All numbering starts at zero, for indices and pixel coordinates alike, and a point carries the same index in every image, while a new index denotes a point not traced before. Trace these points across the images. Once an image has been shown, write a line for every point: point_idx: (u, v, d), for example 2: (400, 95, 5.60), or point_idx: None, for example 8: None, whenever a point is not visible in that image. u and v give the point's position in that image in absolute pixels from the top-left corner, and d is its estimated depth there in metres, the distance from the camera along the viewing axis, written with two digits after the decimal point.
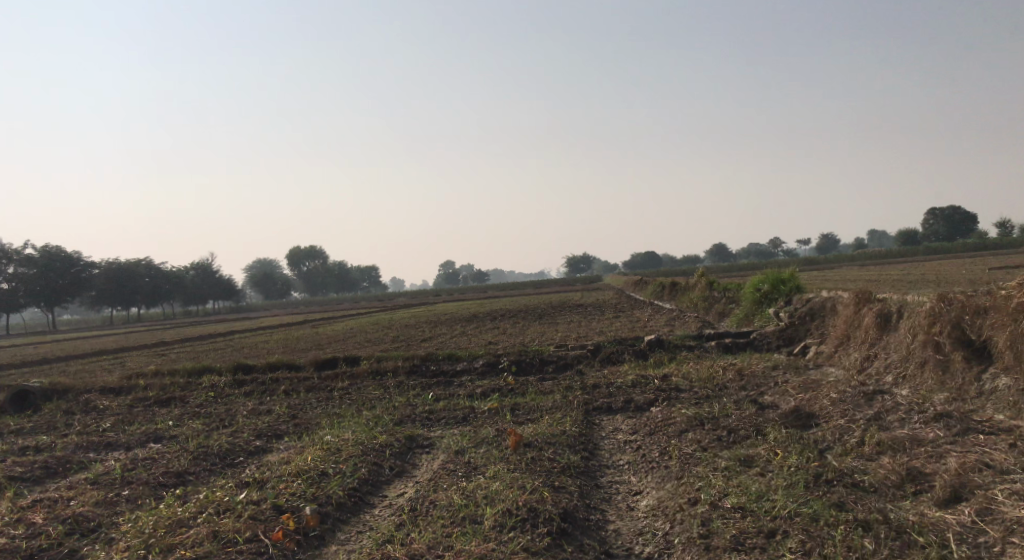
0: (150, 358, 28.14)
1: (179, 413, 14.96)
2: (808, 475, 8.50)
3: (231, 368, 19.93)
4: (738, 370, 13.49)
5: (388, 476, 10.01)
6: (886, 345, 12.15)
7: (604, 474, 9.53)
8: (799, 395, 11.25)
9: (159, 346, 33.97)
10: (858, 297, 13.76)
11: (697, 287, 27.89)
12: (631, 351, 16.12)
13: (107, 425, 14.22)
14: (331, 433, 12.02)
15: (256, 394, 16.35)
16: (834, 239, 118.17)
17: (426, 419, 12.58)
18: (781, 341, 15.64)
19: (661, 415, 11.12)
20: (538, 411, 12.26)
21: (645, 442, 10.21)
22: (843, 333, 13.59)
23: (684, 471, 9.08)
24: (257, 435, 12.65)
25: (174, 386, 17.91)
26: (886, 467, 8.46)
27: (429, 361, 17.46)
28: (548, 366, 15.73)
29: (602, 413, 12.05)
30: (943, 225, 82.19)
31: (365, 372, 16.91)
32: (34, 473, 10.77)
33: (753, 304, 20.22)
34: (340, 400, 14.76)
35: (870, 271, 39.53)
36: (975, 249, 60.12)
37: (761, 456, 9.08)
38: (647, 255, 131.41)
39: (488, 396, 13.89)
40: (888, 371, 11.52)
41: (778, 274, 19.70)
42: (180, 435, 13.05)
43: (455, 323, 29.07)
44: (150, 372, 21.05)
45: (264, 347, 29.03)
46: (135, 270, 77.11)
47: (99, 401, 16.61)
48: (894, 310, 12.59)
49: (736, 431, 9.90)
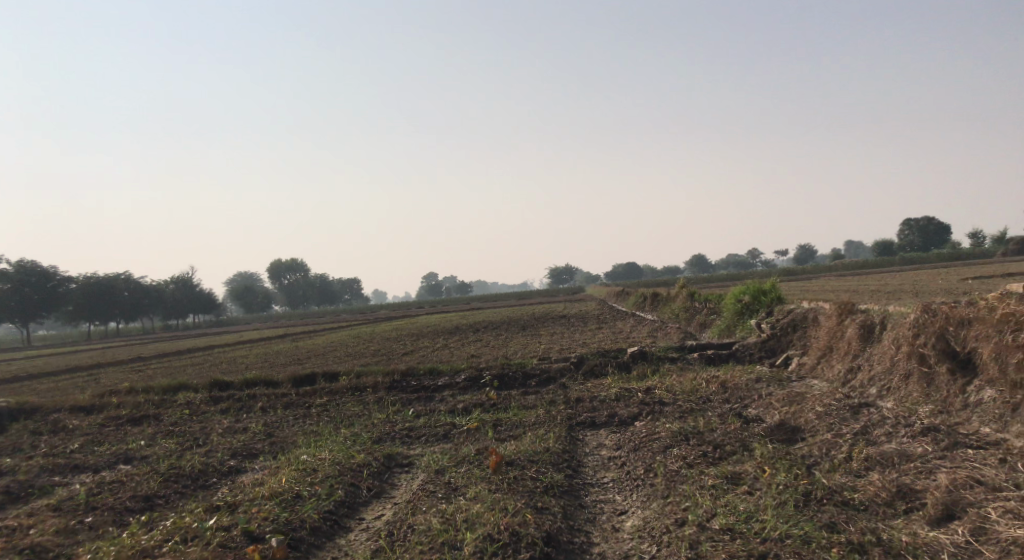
0: (125, 375, 27.70)
1: (151, 432, 14.62)
2: (797, 494, 8.29)
3: (206, 385, 19.55)
4: (722, 382, 13.29)
5: (365, 497, 9.74)
6: (870, 356, 11.98)
7: (588, 494, 9.27)
8: (784, 408, 11.05)
9: (136, 362, 33.48)
10: (840, 308, 13.60)
11: (678, 298, 27.74)
12: (614, 363, 15.90)
13: (75, 446, 13.89)
14: (307, 452, 11.72)
15: (232, 411, 16.00)
16: (813, 249, 118.69)
17: (405, 437, 12.30)
18: (764, 353, 15.47)
19: (645, 430, 10.88)
20: (520, 427, 12.00)
21: (629, 459, 9.97)
22: (826, 345, 13.42)
23: (670, 490, 8.85)
24: (232, 455, 12.35)
25: (147, 404, 17.53)
26: (876, 484, 8.27)
27: (409, 376, 17.18)
28: (530, 380, 15.47)
29: (586, 428, 11.81)
30: (919, 235, 82.75)
31: (343, 388, 16.60)
32: None
33: (734, 315, 20.06)
34: (317, 417, 14.44)
35: (849, 281, 39.61)
36: (952, 259, 60.50)
37: (749, 473, 8.86)
38: (628, 266, 131.60)
39: (469, 412, 13.61)
40: (872, 383, 11.34)
41: (760, 285, 19.57)
42: (150, 455, 12.77)
43: (436, 336, 28.73)
44: (123, 390, 20.66)
45: (242, 362, 28.63)
46: (112, 285, 76.31)
47: (69, 420, 16.23)
48: (877, 321, 12.44)
49: (722, 446, 9.68)
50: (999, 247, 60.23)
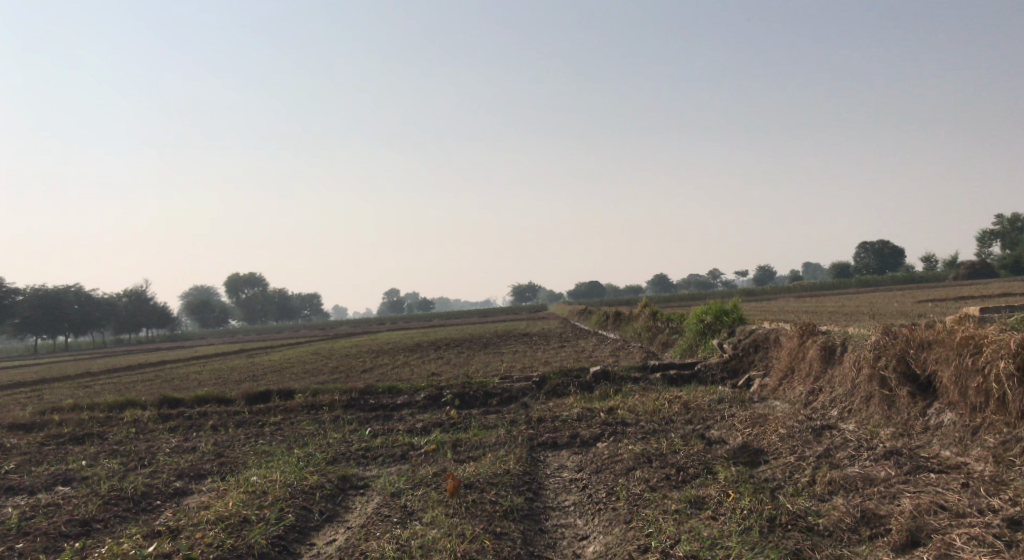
0: (73, 391, 26.96)
1: (96, 451, 14.13)
2: (762, 520, 8.12)
3: (155, 402, 19.02)
4: (684, 403, 13.13)
5: (317, 521, 9.50)
6: (831, 378, 11.90)
7: (549, 518, 9.02)
8: (747, 430, 10.90)
9: (84, 377, 32.67)
10: (801, 329, 13.54)
11: (641, 318, 27.64)
12: (576, 383, 15.69)
13: (13, 466, 13.38)
14: (258, 473, 11.36)
15: (181, 429, 15.52)
16: (771, 271, 120.08)
17: (361, 457, 11.96)
18: (725, 374, 15.36)
19: (607, 451, 10.66)
20: (479, 448, 11.73)
21: (591, 481, 9.74)
22: (788, 366, 13.34)
23: (632, 515, 8.64)
24: (178, 476, 11.94)
25: (93, 421, 16.98)
26: (840, 508, 8.14)
27: (367, 394, 16.81)
28: (491, 400, 15.19)
29: (547, 449, 11.58)
30: (874, 258, 84.04)
31: (298, 406, 16.19)
32: None
33: (696, 334, 19.98)
34: (270, 436, 14.04)
35: (806, 303, 39.92)
36: (905, 282, 61.44)
37: (712, 497, 8.67)
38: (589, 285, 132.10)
39: (428, 432, 13.30)
40: (834, 405, 11.24)
41: (721, 306, 19.52)
42: (91, 476, 12.35)
43: (395, 353, 28.31)
44: (69, 406, 20.05)
45: (194, 378, 27.99)
46: (64, 298, 74.79)
47: (10, 439, 15.66)
48: (838, 343, 12.38)
49: (686, 469, 9.48)
50: (950, 271, 61.32)
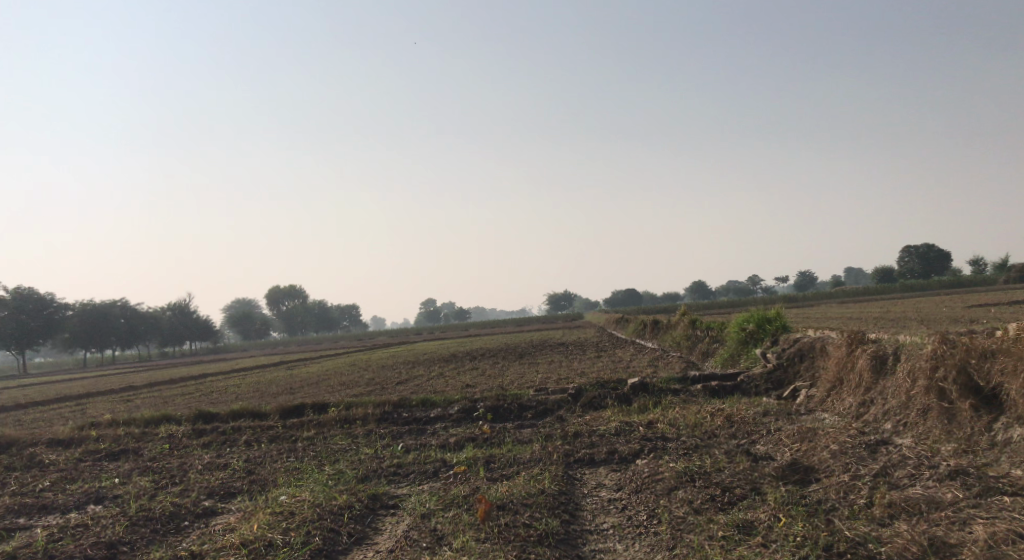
0: (113, 405, 26.93)
1: (129, 468, 13.91)
2: (817, 550, 7.65)
3: (191, 416, 18.84)
4: (727, 416, 12.56)
5: (345, 545, 9.16)
6: (883, 390, 11.30)
7: (586, 542, 8.57)
8: (795, 446, 10.32)
9: (126, 391, 32.74)
10: (850, 337, 12.94)
11: (680, 326, 27.02)
12: (614, 395, 15.18)
13: (46, 484, 13.20)
14: (287, 492, 11.03)
15: (214, 445, 15.27)
16: (812, 277, 118.44)
17: (392, 475, 11.57)
18: (770, 385, 14.75)
19: (647, 469, 10.15)
20: (514, 465, 11.27)
21: (631, 502, 9.25)
22: (836, 376, 12.71)
23: (675, 541, 8.19)
24: (208, 495, 11.65)
25: (128, 437, 16.81)
26: (904, 535, 7.62)
27: (401, 408, 16.43)
28: (526, 413, 14.74)
29: (584, 466, 11.10)
30: (919, 261, 82.30)
31: (332, 420, 15.86)
32: None
33: (738, 344, 19.35)
34: (302, 452, 13.72)
35: (852, 308, 38.99)
36: (954, 286, 59.99)
37: (762, 521, 8.17)
38: (628, 293, 131.22)
39: (460, 447, 12.88)
40: (887, 418, 10.61)
41: (764, 314, 18.90)
42: (123, 494, 12.11)
43: (430, 364, 27.97)
44: (106, 421, 19.94)
45: (232, 391, 27.87)
46: (109, 312, 75.63)
47: (45, 455, 15.54)
48: (890, 352, 11.76)
49: (731, 489, 8.95)
50: (1000, 275, 59.83)
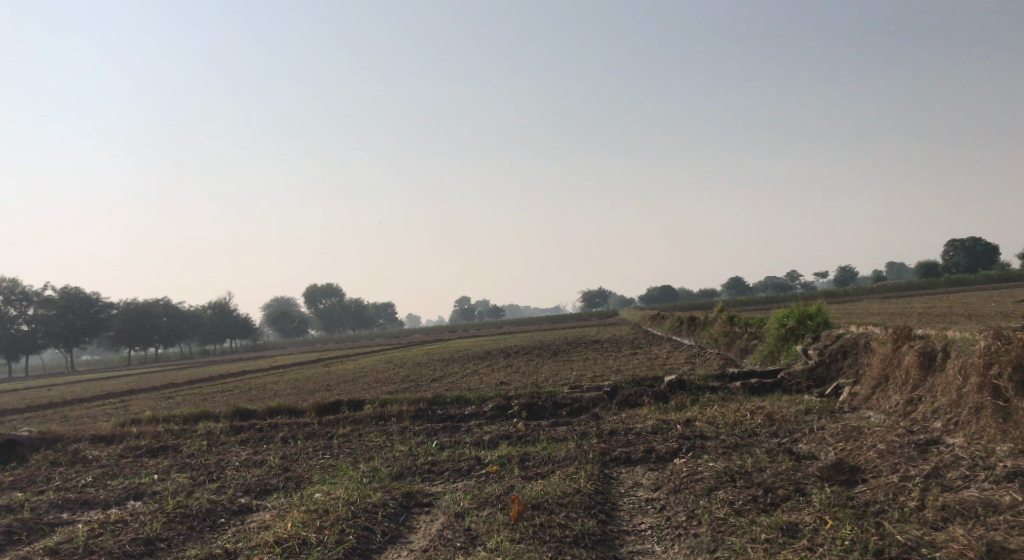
0: (155, 402, 27.16)
1: (169, 464, 13.96)
2: (868, 555, 7.43)
3: (229, 413, 18.89)
4: (768, 414, 12.28)
5: (379, 543, 9.06)
6: (933, 387, 10.98)
7: (624, 543, 8.40)
8: (840, 446, 10.03)
9: (167, 389, 33.02)
10: (896, 333, 12.60)
11: (717, 323, 26.65)
12: (650, 393, 14.94)
13: (88, 480, 13.28)
14: (322, 489, 10.95)
15: (252, 442, 15.29)
16: (854, 273, 116.69)
17: (427, 472, 11.45)
18: (811, 382, 14.43)
19: (686, 468, 9.94)
20: (549, 463, 11.10)
21: (670, 502, 9.04)
22: (881, 373, 12.37)
23: (716, 543, 7.99)
24: (244, 492, 11.62)
25: (168, 434, 16.88)
26: (960, 540, 7.37)
27: (435, 405, 16.33)
28: (561, 410, 14.56)
29: (621, 465, 10.90)
30: (964, 256, 80.77)
31: (367, 417, 15.80)
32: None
33: (778, 340, 19.00)
34: (337, 449, 13.68)
35: (896, 304, 38.21)
36: (1001, 281, 58.69)
37: (807, 524, 7.96)
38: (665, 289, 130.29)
39: (495, 445, 12.74)
40: (937, 417, 10.34)
41: (805, 310, 18.52)
42: (162, 490, 12.13)
43: (465, 361, 27.85)
44: (147, 417, 20.08)
45: (270, 389, 27.96)
46: (152, 311, 76.50)
47: (88, 451, 15.67)
48: (940, 349, 11.43)
49: (774, 490, 8.70)
50: None
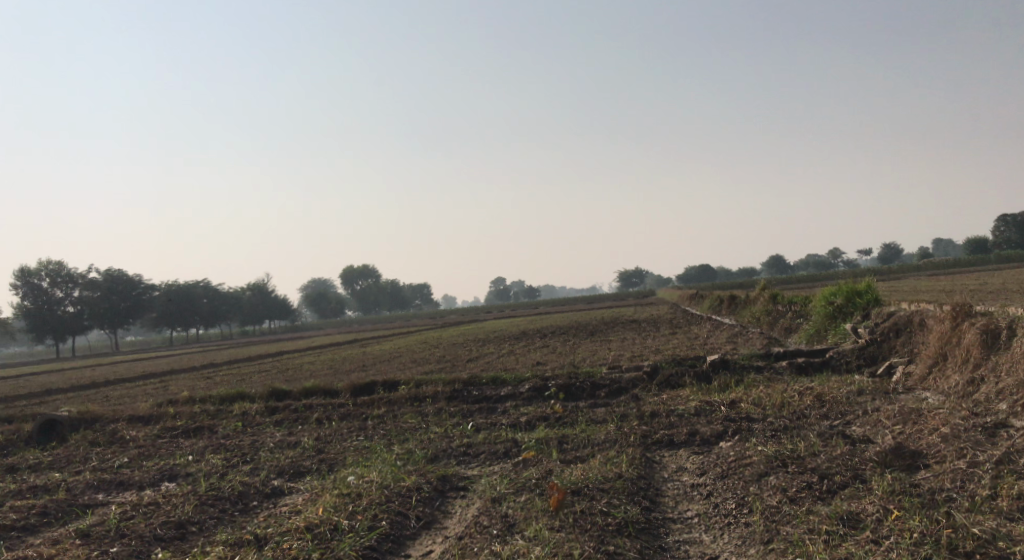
0: (195, 383, 27.13)
1: (203, 445, 13.75)
2: (940, 549, 6.97)
3: (265, 394, 18.69)
4: (818, 395, 11.73)
5: (413, 529, 8.72)
6: (998, 366, 10.41)
7: (670, 532, 7.97)
8: (898, 429, 9.51)
9: (207, 369, 33.04)
10: (955, 310, 11.97)
11: (759, 302, 25.96)
12: (692, 373, 14.44)
13: (123, 460, 13.10)
14: (355, 472, 10.62)
15: (287, 423, 15.04)
16: (899, 249, 114.17)
17: (462, 455, 11.09)
18: (862, 361, 13.84)
19: (733, 452, 9.45)
20: (588, 446, 10.67)
21: (717, 488, 8.57)
22: (938, 352, 11.77)
23: (771, 535, 7.54)
24: (278, 474, 11.35)
25: (205, 414, 16.70)
26: None
27: (472, 386, 15.95)
28: (600, 391, 14.12)
29: (663, 448, 10.44)
30: (1015, 231, 78.58)
31: (402, 398, 15.48)
32: (23, 542, 9.72)
33: (825, 318, 18.34)
34: (372, 431, 13.37)
35: (947, 281, 37.13)
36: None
37: (870, 514, 7.49)
38: (704, 268, 128.92)
39: (532, 428, 12.33)
40: (1002, 399, 9.85)
41: (854, 287, 17.84)
42: (196, 472, 11.90)
43: (502, 342, 27.44)
44: (184, 398, 19.95)
45: (308, 369, 27.79)
46: (193, 292, 77.09)
47: (125, 431, 15.54)
48: (1005, 326, 10.83)
49: (830, 476, 8.22)
50: None
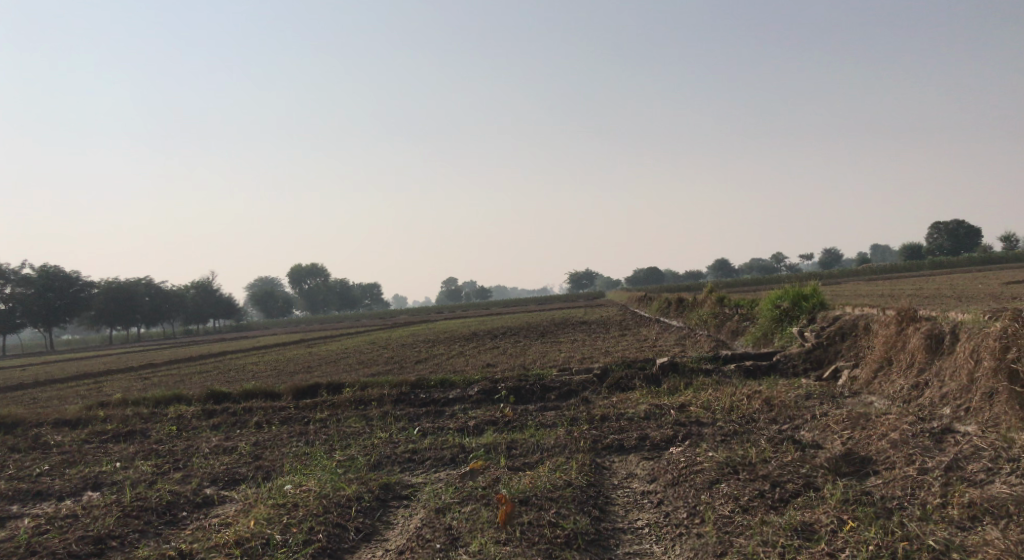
0: (131, 383, 26.30)
1: (134, 451, 13.16)
2: None
3: (203, 396, 18.07)
4: (766, 399, 11.60)
5: (351, 542, 8.36)
6: (942, 371, 10.38)
7: (619, 544, 7.74)
8: (846, 434, 9.40)
9: (145, 370, 32.06)
10: (899, 314, 11.94)
11: (706, 305, 25.99)
12: (642, 376, 14.25)
13: (45, 468, 12.48)
14: (293, 481, 10.19)
15: (225, 427, 14.51)
16: (839, 255, 116.29)
17: (406, 462, 10.73)
18: (808, 365, 13.78)
19: (684, 458, 9.25)
20: (536, 452, 10.40)
21: (668, 496, 8.36)
22: (883, 356, 11.73)
23: (724, 547, 7.36)
24: (211, 482, 10.87)
25: (137, 418, 16.05)
26: (996, 546, 6.81)
27: (418, 389, 15.59)
28: (549, 394, 13.87)
29: (612, 454, 10.21)
30: (947, 239, 80.45)
31: (346, 401, 15.04)
32: None
33: (772, 321, 18.33)
34: (313, 435, 12.94)
35: (884, 286, 37.78)
36: (984, 263, 58.50)
37: (825, 525, 7.35)
38: (651, 271, 130.01)
39: (480, 432, 12.02)
40: (947, 404, 9.82)
41: (800, 291, 17.85)
42: (123, 480, 11.35)
43: (451, 343, 27.06)
44: (116, 401, 19.21)
45: (249, 371, 27.08)
46: (134, 290, 75.22)
47: (50, 436, 14.85)
48: (948, 331, 10.81)
49: (782, 484, 8.06)
50: None
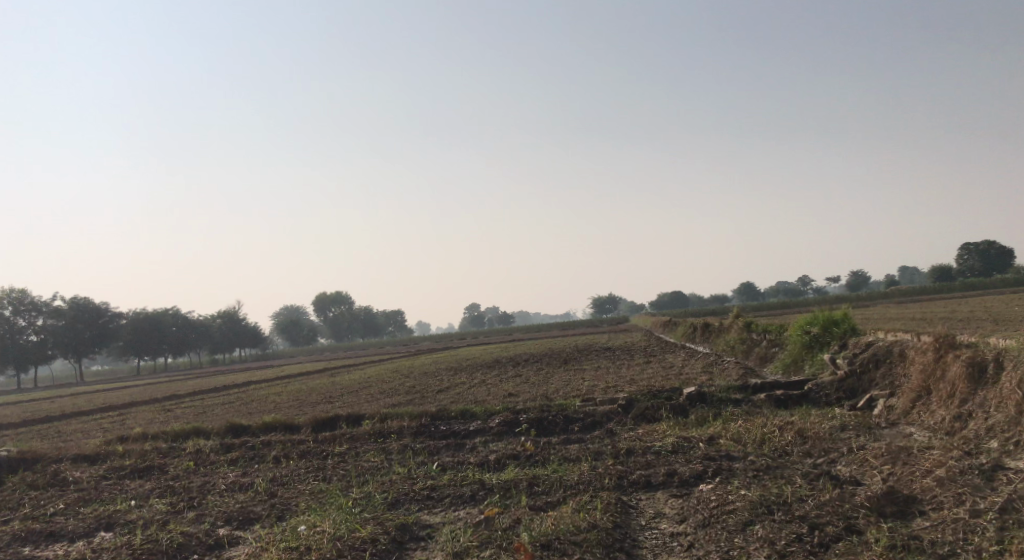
0: (153, 416, 26.08)
1: (149, 488, 12.84)
2: None
3: (222, 430, 17.75)
4: (799, 430, 11.11)
5: None
6: (986, 401, 9.87)
7: None
8: (887, 469, 8.92)
9: (169, 401, 31.90)
10: (938, 341, 11.42)
11: (733, 330, 25.41)
12: (668, 407, 13.77)
13: (59, 507, 12.18)
14: (307, 520, 9.82)
15: (242, 462, 14.16)
16: (866, 276, 114.97)
17: (425, 499, 10.33)
18: (842, 394, 13.26)
19: (714, 496, 8.79)
20: (560, 489, 9.97)
21: (699, 539, 7.91)
22: (921, 385, 11.22)
23: None
24: (225, 522, 10.52)
25: (156, 452, 15.75)
26: None
27: (439, 420, 15.18)
28: (573, 426, 13.42)
29: (639, 491, 9.76)
30: (976, 260, 79.24)
31: (365, 434, 14.67)
32: None
33: (801, 348, 17.79)
34: (331, 471, 12.57)
35: (916, 309, 36.98)
36: (1017, 285, 57.42)
37: None
38: (675, 295, 129.15)
39: (502, 467, 11.59)
40: (993, 437, 9.31)
41: (831, 316, 17.31)
42: (136, 520, 11.02)
43: (474, 371, 26.64)
44: (137, 434, 18.93)
45: (272, 401, 26.78)
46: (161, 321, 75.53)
47: (67, 472, 14.56)
48: (991, 359, 10.30)
49: (822, 527, 7.59)
50: None
